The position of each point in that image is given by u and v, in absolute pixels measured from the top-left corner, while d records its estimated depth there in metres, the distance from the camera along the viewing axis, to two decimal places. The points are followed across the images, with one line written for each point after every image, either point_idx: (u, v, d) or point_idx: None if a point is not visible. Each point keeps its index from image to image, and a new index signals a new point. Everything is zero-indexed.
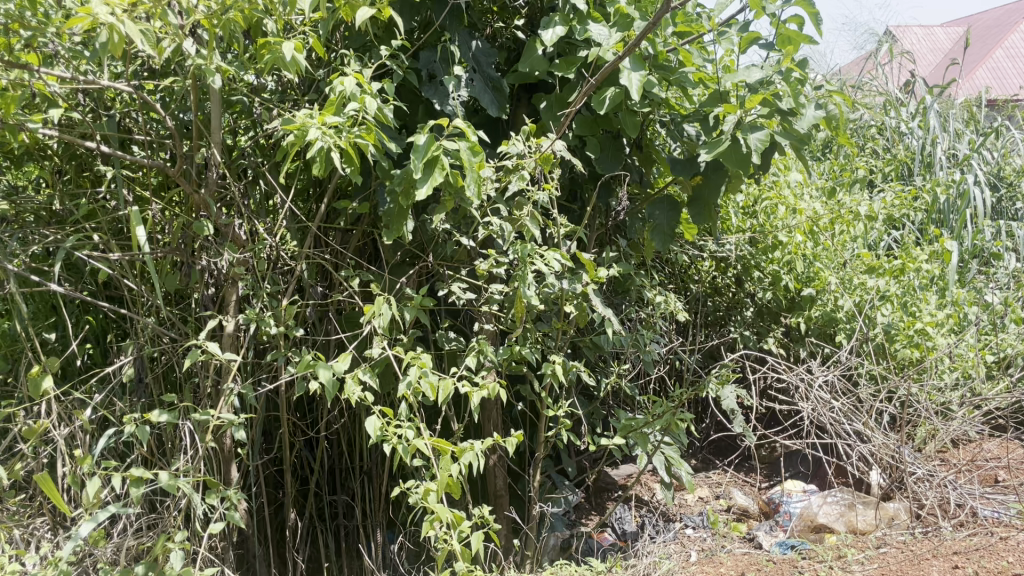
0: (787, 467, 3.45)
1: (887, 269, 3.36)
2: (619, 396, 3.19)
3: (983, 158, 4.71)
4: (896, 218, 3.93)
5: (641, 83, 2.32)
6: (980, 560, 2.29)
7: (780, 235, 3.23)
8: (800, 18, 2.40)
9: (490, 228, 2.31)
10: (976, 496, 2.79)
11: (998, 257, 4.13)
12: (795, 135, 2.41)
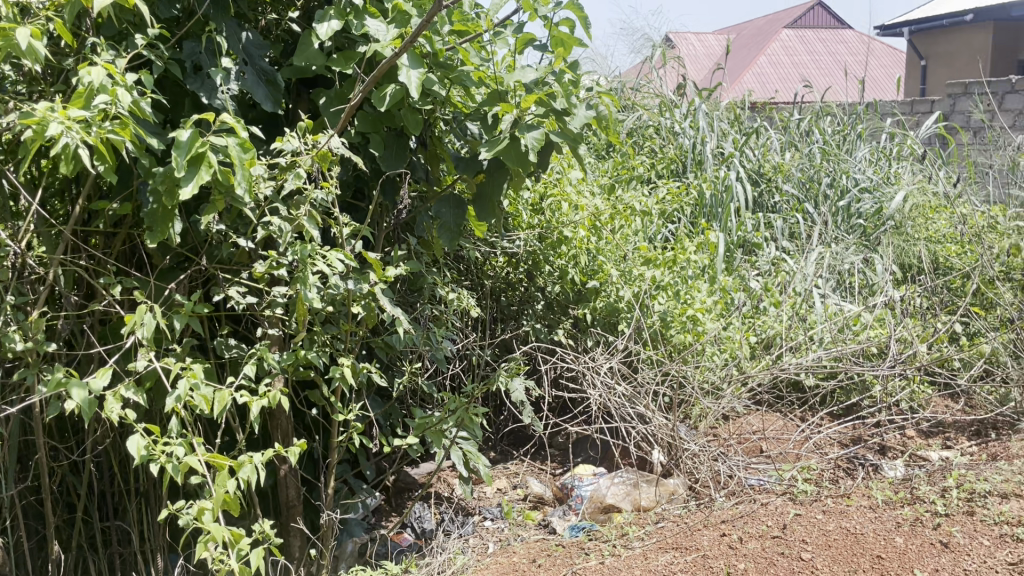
0: (579, 453, 3.59)
1: (662, 260, 3.57)
2: (416, 394, 3.18)
3: (746, 156, 5.15)
4: (669, 212, 4.21)
5: (419, 81, 2.31)
6: (744, 526, 2.49)
7: (566, 231, 3.40)
8: (570, 21, 2.49)
9: (267, 228, 2.20)
10: (743, 467, 3.03)
11: (758, 246, 4.51)
12: (570, 134, 2.50)
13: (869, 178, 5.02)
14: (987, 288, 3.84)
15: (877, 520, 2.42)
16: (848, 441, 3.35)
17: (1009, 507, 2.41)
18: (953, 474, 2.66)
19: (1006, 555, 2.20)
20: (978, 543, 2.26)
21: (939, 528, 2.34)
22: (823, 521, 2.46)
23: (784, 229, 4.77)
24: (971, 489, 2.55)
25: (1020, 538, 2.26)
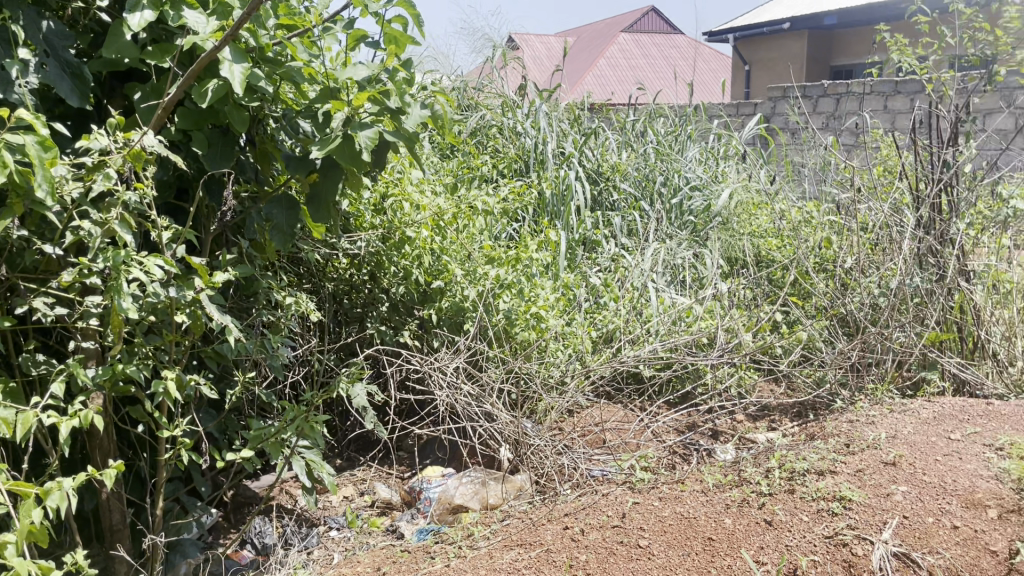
0: (427, 455, 3.56)
1: (505, 259, 3.59)
2: (254, 404, 3.05)
3: (586, 156, 5.29)
4: (511, 210, 4.26)
5: (244, 76, 2.19)
6: (585, 517, 2.55)
7: (409, 231, 3.34)
8: (403, 18, 2.45)
9: (76, 233, 2.03)
10: (586, 459, 3.10)
11: (597, 244, 4.67)
12: (405, 134, 2.45)
13: (698, 177, 5.29)
14: (803, 279, 4.11)
15: (708, 504, 2.53)
16: (683, 429, 3.51)
17: (825, 483, 2.57)
18: (775, 455, 2.82)
19: (822, 529, 2.34)
20: (798, 519, 2.40)
21: (763, 507, 2.48)
22: (659, 508, 2.56)
23: (623, 227, 4.94)
24: (791, 468, 2.70)
25: (835, 511, 2.41)
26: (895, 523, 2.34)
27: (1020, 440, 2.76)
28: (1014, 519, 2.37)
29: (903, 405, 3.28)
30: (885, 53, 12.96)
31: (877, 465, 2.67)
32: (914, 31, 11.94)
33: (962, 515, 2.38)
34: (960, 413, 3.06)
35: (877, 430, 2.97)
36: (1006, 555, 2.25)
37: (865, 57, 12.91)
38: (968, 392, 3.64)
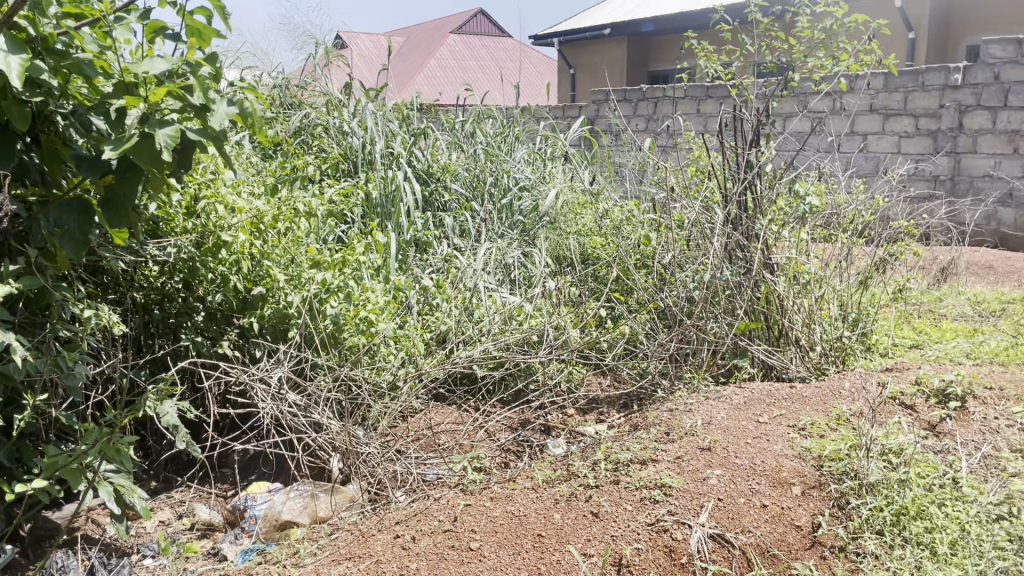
0: (252, 470, 3.39)
1: (331, 262, 3.46)
2: (51, 428, 2.79)
3: (415, 156, 5.27)
4: (336, 212, 4.15)
5: (22, 68, 1.98)
6: (415, 524, 2.51)
7: (224, 235, 3.13)
8: (206, 11, 2.32)
9: None
10: (419, 464, 3.07)
11: (427, 245, 4.62)
12: (212, 132, 2.31)
13: (528, 177, 5.35)
14: (626, 275, 4.27)
15: (537, 500, 2.56)
16: (517, 426, 3.54)
17: (647, 472, 2.66)
18: (601, 448, 2.91)
19: (645, 517, 2.42)
20: (622, 509, 2.47)
21: (590, 499, 2.53)
22: (490, 508, 2.56)
23: (454, 227, 4.93)
24: (616, 459, 2.79)
25: (656, 499, 2.50)
26: (712, 506, 2.45)
27: (819, 420, 3.00)
28: (814, 495, 2.57)
29: (717, 392, 3.46)
30: (693, 60, 13.82)
31: (695, 451, 2.80)
32: (717, 37, 13.01)
33: (770, 493, 2.54)
34: (768, 398, 3.26)
35: (694, 417, 3.12)
36: (808, 529, 2.44)
37: (679, 63, 13.65)
38: (774, 376, 3.90)
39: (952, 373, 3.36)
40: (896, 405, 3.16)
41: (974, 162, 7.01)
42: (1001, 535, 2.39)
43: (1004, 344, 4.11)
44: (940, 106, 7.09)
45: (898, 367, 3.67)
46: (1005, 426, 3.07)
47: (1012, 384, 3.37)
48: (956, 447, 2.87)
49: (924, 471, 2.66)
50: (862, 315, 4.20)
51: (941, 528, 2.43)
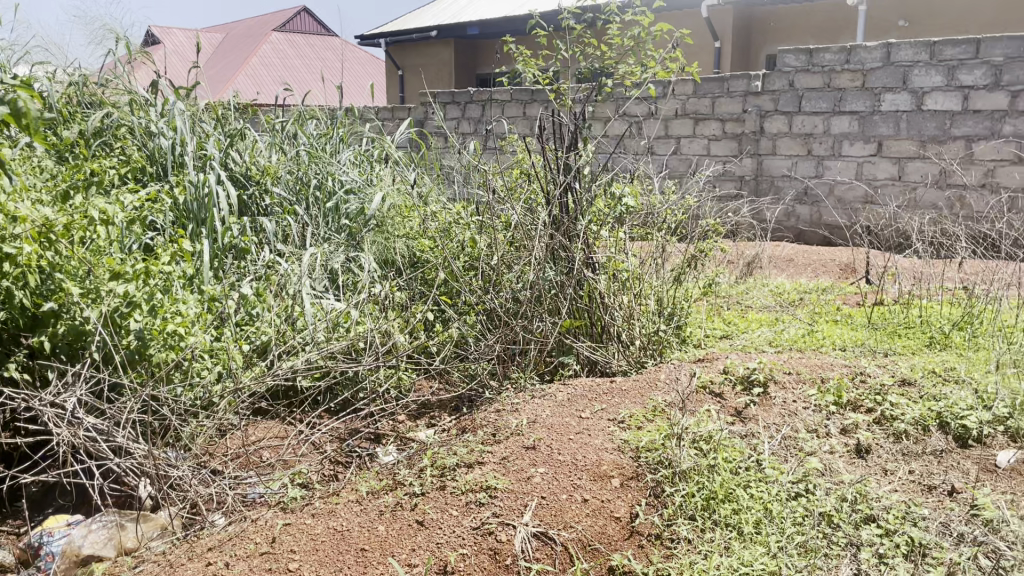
0: (48, 503, 3.09)
1: (133, 273, 3.17)
2: None
3: (232, 158, 5.02)
4: (141, 218, 3.87)
5: None
6: (230, 550, 2.40)
7: (6, 248, 2.84)
8: None
9: None
10: (238, 483, 2.92)
11: (246, 251, 4.39)
12: None
13: (353, 180, 5.15)
14: (451, 278, 4.24)
15: (361, 513, 2.52)
16: (344, 436, 3.44)
17: (473, 475, 2.67)
18: (427, 453, 2.89)
19: (470, 521, 2.43)
20: (448, 515, 2.46)
21: (415, 508, 2.51)
22: (311, 526, 2.49)
23: (275, 232, 4.74)
24: (442, 465, 2.78)
25: (482, 502, 2.51)
26: (535, 505, 2.49)
27: (637, 413, 3.11)
28: (632, 485, 2.66)
29: (542, 390, 3.52)
30: (511, 64, 14.13)
31: (520, 450, 2.83)
32: (533, 44, 13.40)
33: (590, 487, 2.61)
34: (590, 393, 3.34)
35: (519, 417, 3.15)
36: (627, 520, 2.52)
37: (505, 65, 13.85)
38: (598, 371, 4.02)
39: (756, 361, 3.60)
40: (706, 394, 3.35)
41: (774, 164, 7.56)
42: (800, 511, 2.58)
43: (800, 331, 4.45)
44: (744, 111, 7.61)
45: (709, 357, 3.88)
46: (801, 408, 3.32)
47: (808, 369, 3.65)
48: (759, 430, 3.08)
49: (731, 456, 2.83)
50: (677, 309, 4.41)
51: (747, 509, 2.59)
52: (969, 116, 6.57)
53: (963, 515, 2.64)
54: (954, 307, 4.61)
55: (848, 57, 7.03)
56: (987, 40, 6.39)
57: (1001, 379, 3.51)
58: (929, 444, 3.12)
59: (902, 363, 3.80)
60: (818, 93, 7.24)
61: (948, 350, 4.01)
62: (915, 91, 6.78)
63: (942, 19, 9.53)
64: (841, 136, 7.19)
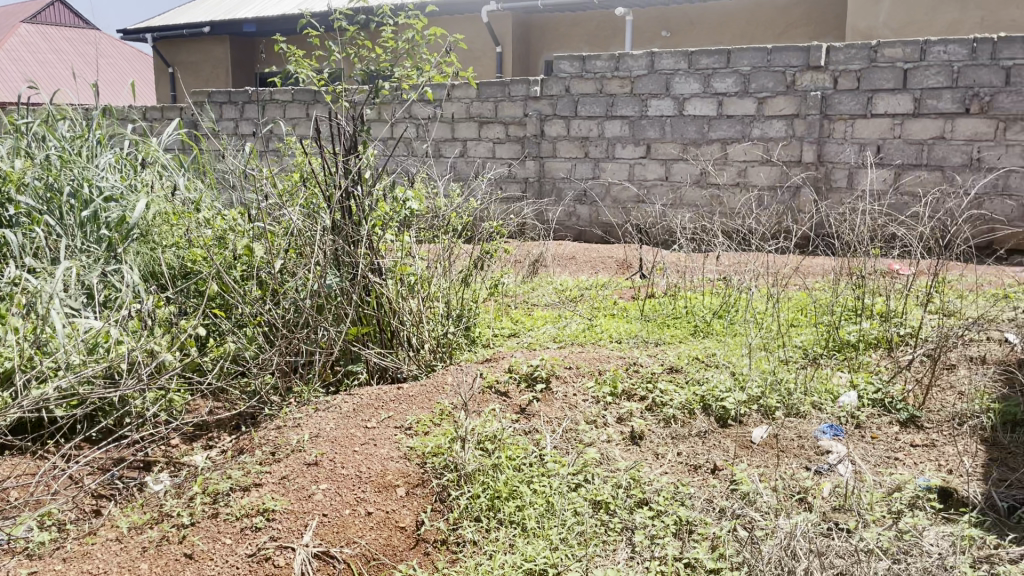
0: None
1: None
2: None
3: None
4: None
5: None
6: None
7: None
8: None
9: None
10: None
11: None
12: None
13: (112, 186, 4.64)
14: (224, 289, 3.97)
15: (121, 553, 2.39)
16: (108, 467, 3.15)
17: (248, 499, 2.59)
18: (198, 479, 2.74)
19: (245, 548, 2.38)
20: (220, 544, 2.40)
21: (183, 540, 2.42)
22: (61, 571, 2.32)
23: (21, 245, 4.25)
24: (214, 491, 2.66)
25: (257, 527, 2.45)
26: (316, 524, 2.46)
27: (424, 418, 3.08)
28: (418, 493, 2.64)
29: (327, 402, 3.40)
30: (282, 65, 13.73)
31: (300, 467, 2.74)
32: (305, 43, 13.14)
33: (373, 499, 2.58)
34: (375, 401, 3.26)
35: (301, 432, 3.03)
36: (412, 528, 2.52)
37: (281, 66, 13.40)
38: (388, 377, 3.95)
39: (538, 357, 3.70)
40: (491, 394, 3.39)
41: (555, 166, 7.89)
42: (580, 500, 2.67)
43: (581, 326, 4.65)
44: (525, 115, 7.90)
45: (495, 357, 3.94)
46: (581, 401, 3.45)
47: (587, 362, 3.80)
48: (541, 426, 3.17)
49: (515, 453, 2.88)
50: (464, 310, 4.44)
51: (530, 504, 2.64)
52: (723, 120, 7.14)
53: (724, 490, 2.86)
54: (714, 297, 5.01)
55: (618, 64, 7.46)
56: (736, 51, 6.98)
57: (753, 362, 3.85)
58: (694, 426, 3.35)
59: (670, 351, 4.06)
60: (592, 98, 7.61)
61: (710, 337, 4.34)
62: (677, 97, 7.29)
63: (698, 31, 10.32)
64: (614, 140, 7.60)
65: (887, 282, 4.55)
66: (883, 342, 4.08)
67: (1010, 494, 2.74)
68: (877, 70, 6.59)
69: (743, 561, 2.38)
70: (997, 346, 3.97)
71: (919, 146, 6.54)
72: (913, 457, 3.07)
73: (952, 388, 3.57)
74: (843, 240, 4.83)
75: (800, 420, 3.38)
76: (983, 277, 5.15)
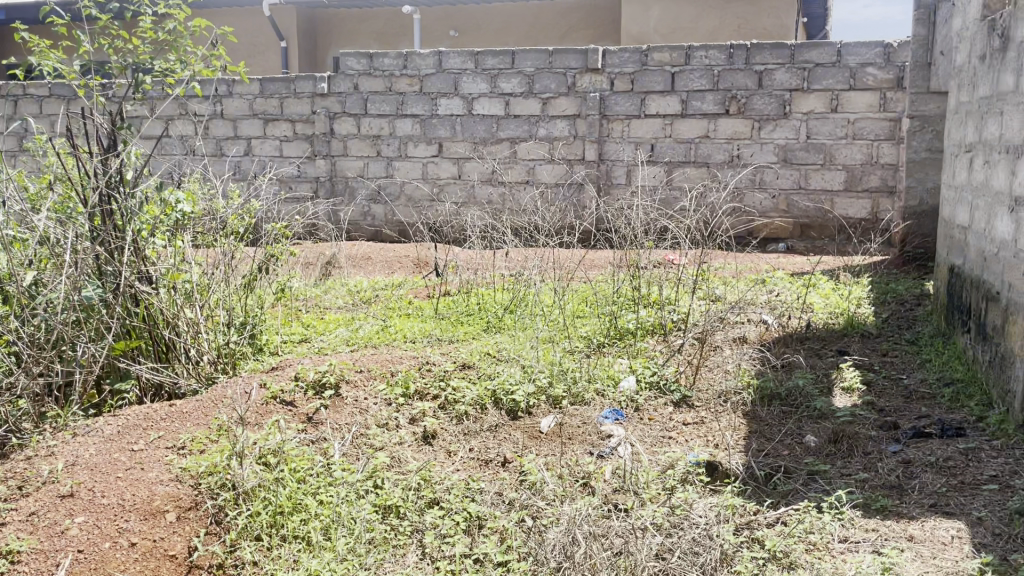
0: None
1: None
2: None
3: None
4: None
5: None
6: None
7: None
8: None
9: None
10: None
11: None
12: None
13: None
14: None
15: None
16: None
17: None
18: None
19: None
20: None
21: None
22: None
23: None
24: None
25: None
26: (69, 562, 2.31)
27: (199, 435, 2.89)
28: (190, 517, 2.49)
29: (87, 426, 3.11)
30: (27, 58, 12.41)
31: (52, 501, 2.53)
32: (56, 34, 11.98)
33: (139, 530, 2.42)
34: (143, 420, 3.03)
35: (55, 461, 2.77)
36: (183, 556, 2.38)
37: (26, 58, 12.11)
38: (163, 395, 3.71)
39: (327, 363, 3.58)
40: (275, 404, 3.25)
41: (346, 165, 7.73)
42: (368, 506, 2.61)
43: (374, 328, 4.56)
44: (312, 112, 7.70)
45: (280, 365, 3.77)
46: (371, 404, 3.39)
47: (378, 364, 3.72)
48: (328, 434, 3.08)
49: (300, 465, 2.76)
50: (248, 317, 4.22)
51: (316, 516, 2.55)
52: (510, 120, 7.31)
53: (513, 483, 2.89)
54: (504, 292, 5.11)
55: (405, 63, 7.44)
56: (520, 53, 7.18)
57: (541, 354, 3.95)
58: (485, 421, 3.39)
59: (462, 349, 4.08)
60: (381, 97, 7.54)
61: (501, 332, 4.42)
62: (465, 97, 7.37)
63: (484, 31, 10.52)
64: (405, 138, 7.56)
65: (661, 272, 4.85)
66: (659, 328, 4.34)
67: (767, 463, 2.99)
68: (649, 73, 7.02)
69: (529, 551, 2.41)
70: (756, 327, 4.35)
71: (688, 144, 7.03)
72: (685, 435, 3.28)
73: (719, 367, 3.86)
74: (621, 234, 5.09)
75: (587, 408, 3.51)
76: (745, 265, 5.63)
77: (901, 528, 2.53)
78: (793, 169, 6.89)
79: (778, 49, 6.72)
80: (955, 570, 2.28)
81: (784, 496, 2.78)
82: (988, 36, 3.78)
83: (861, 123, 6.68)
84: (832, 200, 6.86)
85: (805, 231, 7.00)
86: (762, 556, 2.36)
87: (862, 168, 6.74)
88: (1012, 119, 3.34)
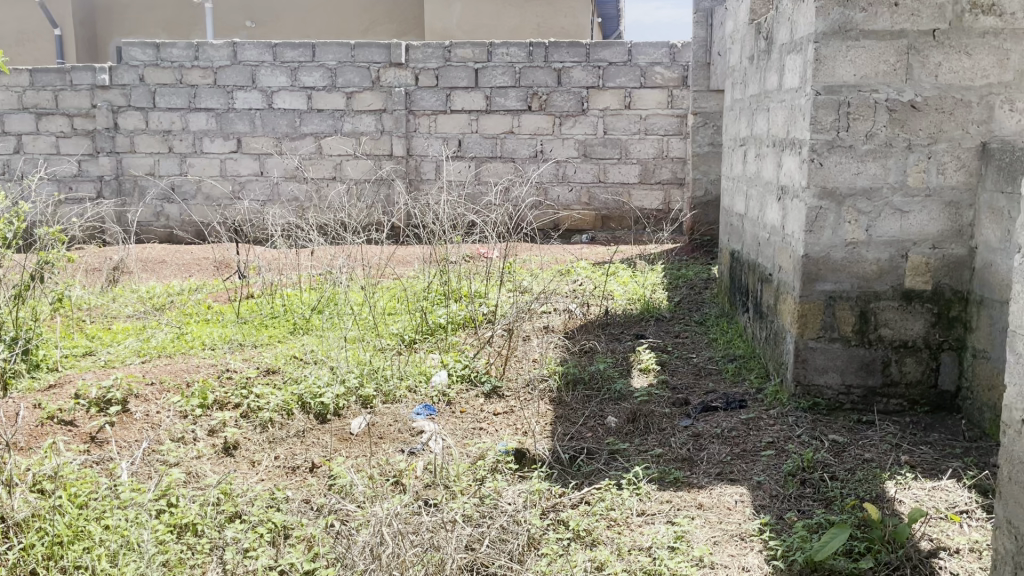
0: None
1: None
2: None
3: None
4: None
5: None
6: None
7: None
8: None
9: None
10: None
11: None
12: None
13: None
14: None
15: None
16: None
17: None
18: None
19: None
20: None
21: None
22: None
23: None
24: None
25: None
26: None
27: None
28: None
29: None
30: None
31: None
32: None
33: None
34: None
35: None
36: None
37: None
38: None
39: (112, 377, 3.34)
40: (52, 425, 3.00)
41: (134, 162, 7.22)
42: (159, 526, 2.44)
43: (168, 336, 4.28)
44: (93, 106, 7.15)
45: (58, 382, 3.46)
46: (165, 417, 3.19)
47: (171, 375, 3.50)
48: (115, 453, 2.87)
49: (81, 489, 2.54)
50: (20, 331, 3.85)
51: (101, 543, 2.35)
52: (313, 114, 7.10)
53: (321, 488, 2.81)
54: (311, 292, 4.96)
55: (197, 53, 7.05)
56: (320, 46, 7.00)
57: (348, 354, 3.88)
58: (291, 427, 3.27)
59: (266, 353, 3.92)
60: (171, 89, 7.09)
61: (307, 333, 4.30)
62: (264, 90, 7.08)
63: (282, 22, 10.16)
64: (200, 134, 7.16)
65: (470, 266, 4.89)
66: (469, 322, 4.39)
67: (571, 446, 3.10)
68: (452, 69, 7.07)
69: (337, 557, 2.35)
70: (560, 316, 4.50)
71: (494, 140, 7.16)
72: (494, 425, 3.33)
73: (526, 357, 3.95)
74: (429, 230, 5.08)
75: (399, 406, 3.47)
76: (550, 256, 5.81)
77: (692, 498, 2.70)
78: (593, 163, 7.19)
79: (574, 48, 6.99)
80: (738, 532, 2.47)
81: (587, 477, 2.89)
82: (754, 38, 4.11)
83: (652, 119, 7.08)
84: (629, 192, 7.22)
85: (606, 222, 7.33)
86: (566, 537, 2.45)
87: (654, 162, 7.15)
88: (777, 116, 3.65)
